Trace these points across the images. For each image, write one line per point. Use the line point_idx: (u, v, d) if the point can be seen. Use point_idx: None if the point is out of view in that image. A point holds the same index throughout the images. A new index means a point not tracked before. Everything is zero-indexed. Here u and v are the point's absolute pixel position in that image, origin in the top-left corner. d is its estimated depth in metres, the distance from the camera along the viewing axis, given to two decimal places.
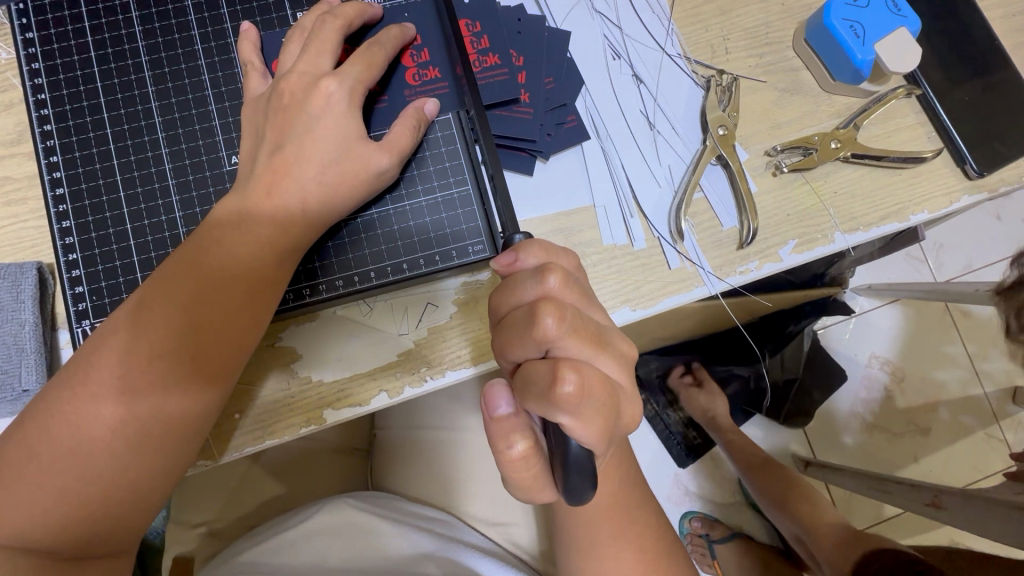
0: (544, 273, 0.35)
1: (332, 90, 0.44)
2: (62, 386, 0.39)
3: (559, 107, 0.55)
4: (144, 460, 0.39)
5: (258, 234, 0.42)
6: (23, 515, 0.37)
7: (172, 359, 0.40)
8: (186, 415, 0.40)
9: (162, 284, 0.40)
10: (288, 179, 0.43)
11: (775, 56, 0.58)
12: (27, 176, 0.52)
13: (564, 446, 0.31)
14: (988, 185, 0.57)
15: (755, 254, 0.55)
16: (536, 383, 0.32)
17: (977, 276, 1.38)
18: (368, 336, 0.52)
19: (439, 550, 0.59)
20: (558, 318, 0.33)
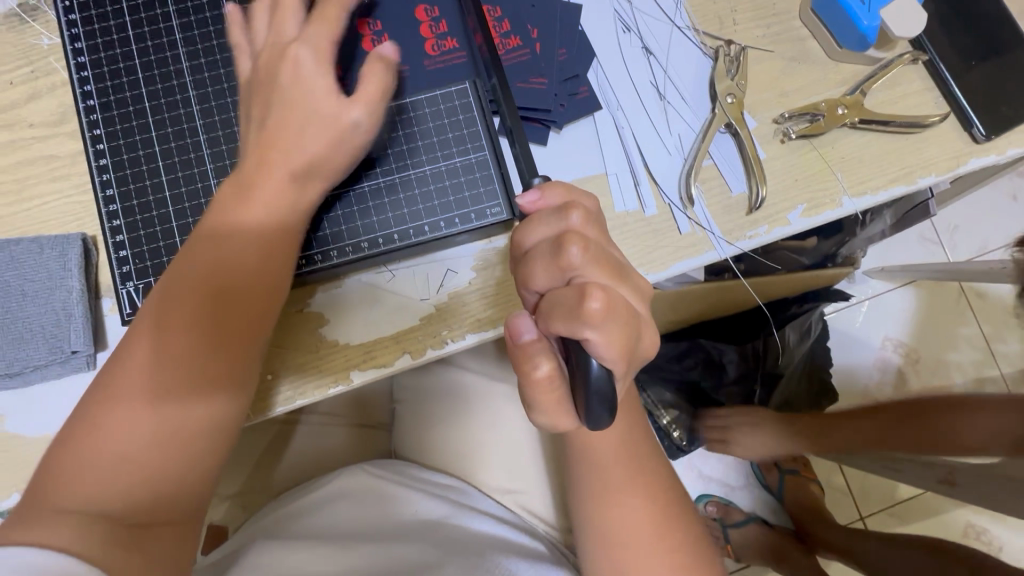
0: (566, 211, 0.38)
1: (299, 54, 0.47)
2: (106, 367, 0.42)
3: (572, 78, 0.57)
4: (190, 410, 0.42)
5: (270, 206, 0.45)
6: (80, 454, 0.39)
7: (202, 326, 0.42)
8: (216, 409, 0.43)
9: (187, 263, 0.44)
10: (284, 147, 0.46)
11: (782, 26, 0.60)
12: (71, 154, 0.55)
13: (586, 367, 0.33)
14: (997, 149, 0.58)
15: (764, 219, 0.56)
16: (562, 303, 0.35)
17: (991, 256, 1.38)
18: (392, 301, 0.55)
19: (451, 516, 0.61)
20: (582, 247, 0.35)
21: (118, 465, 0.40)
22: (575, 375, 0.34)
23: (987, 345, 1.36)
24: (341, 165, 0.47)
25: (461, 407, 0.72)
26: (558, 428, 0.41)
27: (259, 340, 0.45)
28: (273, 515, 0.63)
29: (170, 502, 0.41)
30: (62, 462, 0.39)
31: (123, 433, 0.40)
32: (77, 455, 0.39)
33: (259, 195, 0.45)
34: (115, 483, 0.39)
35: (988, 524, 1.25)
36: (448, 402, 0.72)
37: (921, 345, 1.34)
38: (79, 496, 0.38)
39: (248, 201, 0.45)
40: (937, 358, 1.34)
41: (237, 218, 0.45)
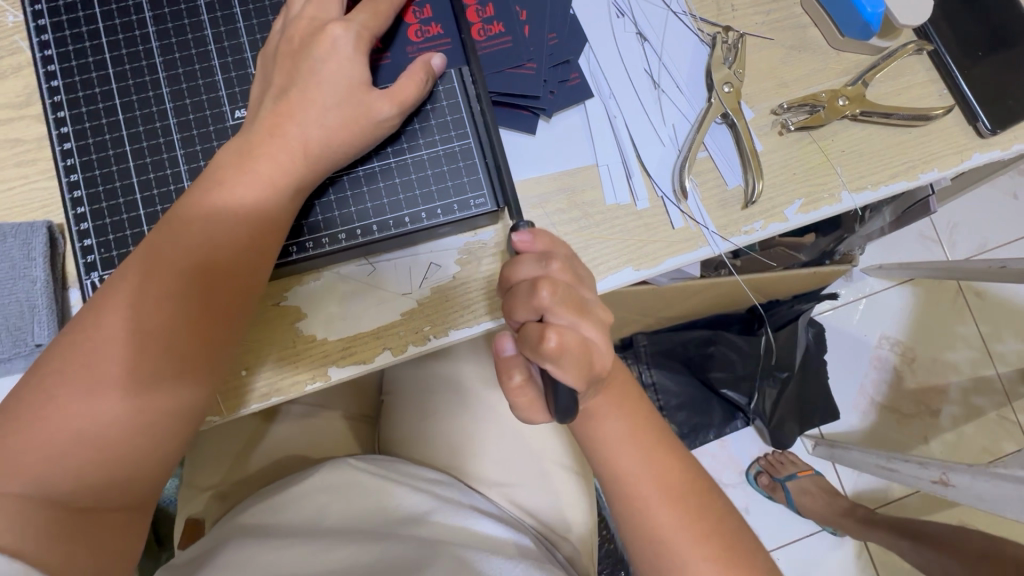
0: (546, 259, 0.36)
1: (338, 35, 0.45)
2: (73, 336, 0.40)
3: (562, 64, 0.54)
4: (152, 403, 0.40)
5: (255, 181, 0.43)
6: (35, 453, 0.37)
7: (174, 309, 0.40)
8: (182, 401, 0.41)
9: (161, 237, 0.41)
10: (290, 123, 0.44)
11: (782, 12, 0.57)
12: (37, 137, 0.53)
13: (548, 393, 0.34)
14: (1001, 144, 0.56)
15: (760, 214, 0.54)
16: (526, 338, 0.35)
17: (991, 254, 1.36)
18: (372, 295, 0.53)
19: (437, 510, 0.59)
20: (551, 293, 0.34)
21: (88, 443, 0.38)
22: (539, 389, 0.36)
23: (984, 345, 1.35)
24: (342, 144, 0.45)
25: (444, 399, 0.71)
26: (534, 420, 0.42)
27: (232, 331, 0.43)
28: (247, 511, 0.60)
29: (127, 490, 0.39)
30: (21, 433, 0.37)
31: (85, 408, 0.38)
32: (42, 430, 0.37)
33: (241, 172, 0.43)
34: (78, 462, 0.38)
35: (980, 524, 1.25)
36: (435, 394, 0.71)
37: (919, 345, 1.34)
38: (36, 473, 0.36)
39: (231, 177, 0.43)
40: (933, 358, 1.34)
41: (218, 194, 0.42)
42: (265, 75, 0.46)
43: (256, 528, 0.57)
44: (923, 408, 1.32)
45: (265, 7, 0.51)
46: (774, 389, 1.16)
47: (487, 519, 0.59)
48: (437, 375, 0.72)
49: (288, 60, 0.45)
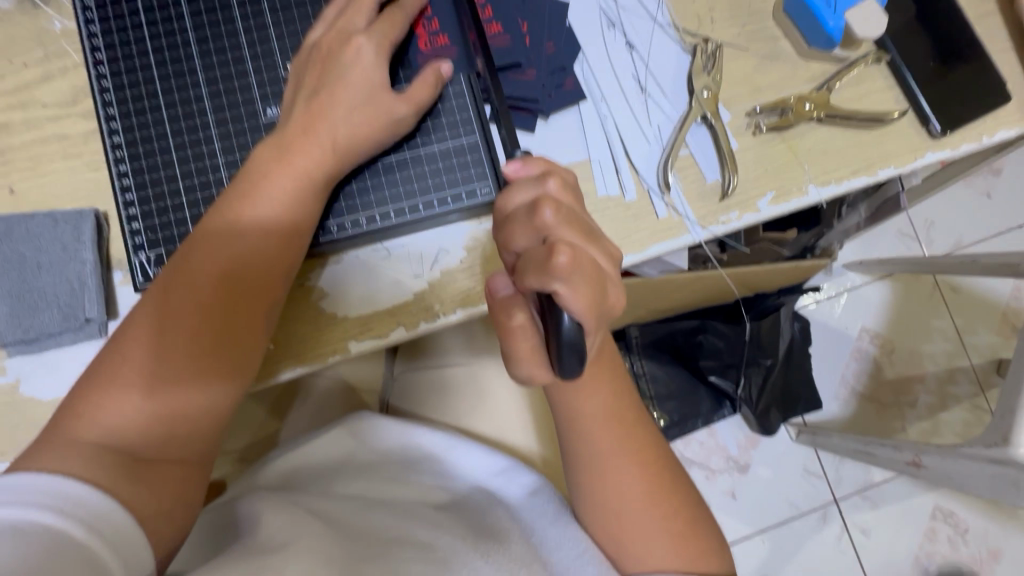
0: (544, 178, 0.41)
1: (362, 44, 0.51)
2: (134, 319, 0.46)
3: (559, 70, 0.60)
4: (206, 371, 0.46)
5: (291, 173, 0.49)
6: (113, 413, 0.43)
7: (218, 287, 0.47)
8: (231, 369, 0.47)
9: (209, 226, 0.48)
10: (321, 120, 0.50)
11: (756, 25, 0.64)
12: (83, 133, 0.58)
13: (558, 318, 0.37)
14: (952, 144, 0.63)
15: (735, 206, 0.61)
16: (534, 260, 0.38)
17: (964, 250, 1.44)
18: (387, 278, 0.59)
19: (438, 450, 0.67)
20: (555, 209, 0.39)
21: (145, 402, 0.44)
22: (547, 325, 0.38)
23: (958, 337, 1.42)
24: (366, 139, 0.51)
25: (449, 379, 0.76)
26: (535, 383, 0.43)
27: (269, 314, 0.49)
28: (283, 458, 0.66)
29: (184, 443, 0.45)
30: (97, 393, 0.44)
31: (143, 372, 0.44)
32: (114, 395, 0.43)
33: (280, 166, 0.49)
34: (138, 423, 0.43)
35: (951, 504, 1.32)
36: (438, 374, 0.77)
37: (895, 336, 1.41)
38: (104, 427, 0.43)
39: (269, 170, 0.49)
40: (910, 349, 1.41)
41: (258, 186, 0.49)
42: (299, 78, 0.52)
43: (284, 479, 0.64)
44: (900, 395, 1.40)
45: (294, 17, 0.56)
46: (758, 374, 1.23)
47: (477, 450, 0.67)
48: (444, 359, 0.78)
49: (318, 65, 0.51)
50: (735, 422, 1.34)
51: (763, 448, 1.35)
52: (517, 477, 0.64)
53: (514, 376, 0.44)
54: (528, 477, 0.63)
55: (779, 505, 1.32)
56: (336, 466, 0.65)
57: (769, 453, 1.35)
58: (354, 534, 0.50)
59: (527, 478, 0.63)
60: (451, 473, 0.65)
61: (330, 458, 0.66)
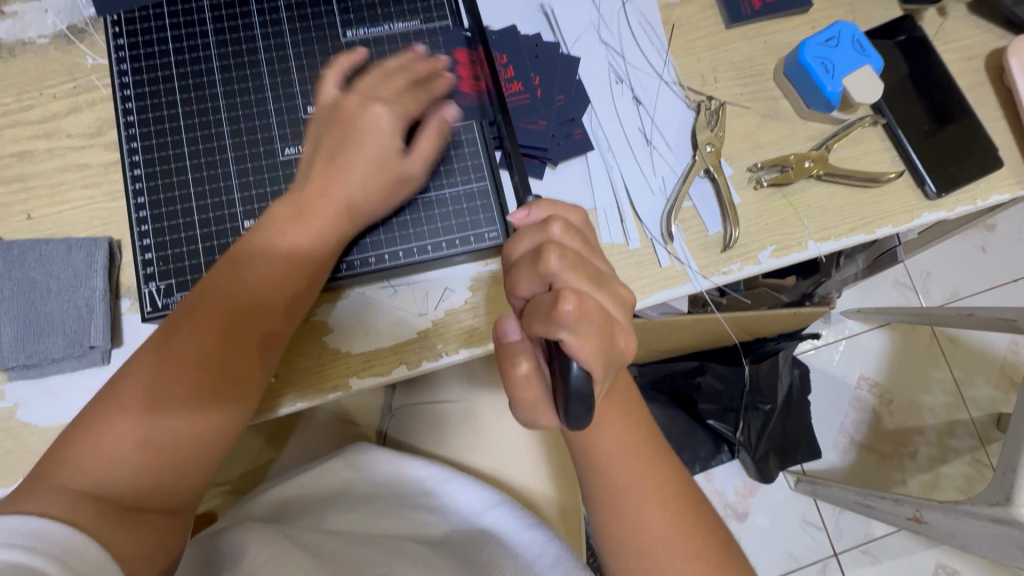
0: (548, 223, 0.41)
1: (380, 113, 0.53)
2: (132, 366, 0.46)
3: (568, 121, 0.62)
4: (200, 422, 0.45)
5: (307, 230, 0.51)
6: (101, 459, 0.42)
7: (222, 338, 0.47)
8: (225, 419, 0.47)
9: (220, 278, 0.49)
10: (338, 184, 0.52)
11: (757, 86, 0.66)
12: (103, 164, 0.60)
13: (567, 368, 0.35)
14: (947, 205, 0.65)
15: (736, 258, 0.62)
16: (540, 306, 0.37)
17: (962, 303, 1.45)
18: (392, 315, 0.59)
19: (433, 481, 0.65)
20: (559, 256, 0.38)
21: (135, 452, 0.43)
22: (555, 374, 0.37)
23: (958, 390, 1.42)
24: (378, 201, 0.53)
25: (446, 414, 0.76)
26: (541, 425, 0.43)
27: (268, 366, 0.49)
28: (275, 489, 0.65)
29: (171, 490, 0.44)
30: (87, 439, 0.43)
31: (136, 423, 0.43)
32: (104, 443, 0.43)
33: (297, 222, 0.50)
34: (126, 473, 0.43)
35: (955, 564, 1.29)
36: (437, 411, 0.76)
37: (895, 387, 1.41)
38: (89, 475, 0.42)
39: (286, 227, 0.50)
40: (910, 400, 1.41)
41: (274, 239, 0.50)
42: (314, 138, 0.54)
43: (277, 509, 0.63)
44: (900, 447, 1.38)
45: (317, 63, 0.59)
46: (757, 420, 1.23)
47: (470, 484, 0.64)
48: (441, 393, 0.78)
49: (334, 127, 0.53)
50: (733, 468, 1.32)
51: (762, 497, 1.33)
52: (508, 514, 0.61)
53: (520, 419, 0.44)
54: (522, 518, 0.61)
55: (778, 557, 1.29)
56: (329, 498, 0.64)
57: (767, 503, 1.32)
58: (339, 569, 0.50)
59: (521, 519, 0.61)
60: (445, 509, 0.63)
61: (323, 492, 0.65)
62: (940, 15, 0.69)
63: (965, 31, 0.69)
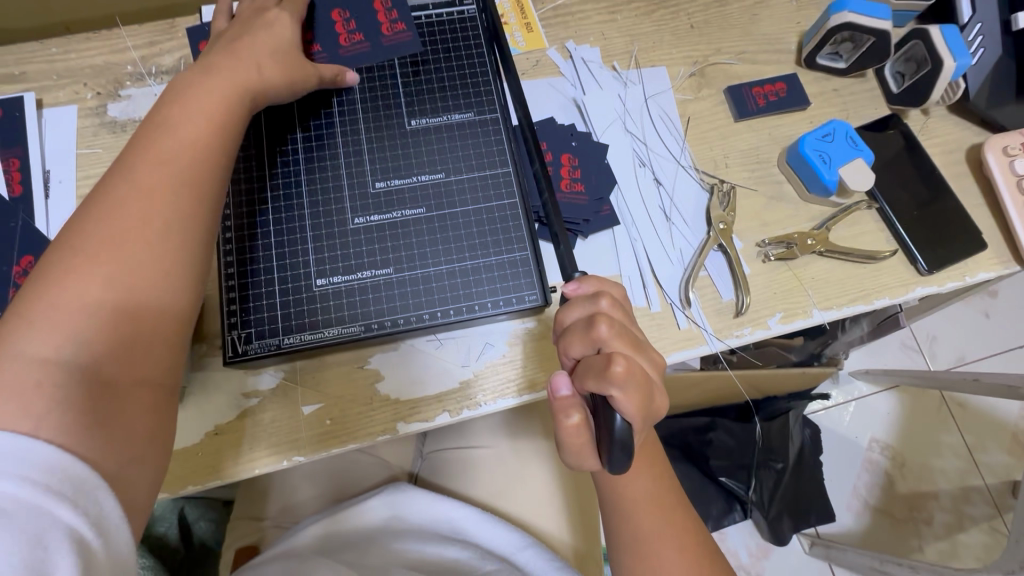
0: (598, 296, 0.47)
1: (275, 16, 0.61)
2: (61, 242, 0.44)
3: (598, 199, 0.71)
4: (148, 280, 0.44)
5: (202, 108, 0.51)
6: (46, 335, 0.40)
7: (162, 198, 0.47)
8: (177, 278, 0.46)
9: (134, 155, 0.48)
10: (246, 52, 0.56)
11: (763, 171, 0.76)
12: None
13: (614, 420, 0.41)
14: (939, 281, 0.72)
15: (748, 322, 0.69)
16: (592, 367, 0.44)
17: (968, 368, 1.49)
18: (437, 366, 0.66)
19: (465, 522, 0.70)
20: (608, 325, 0.45)
21: (88, 317, 0.42)
22: (601, 425, 0.43)
23: (971, 455, 1.43)
24: (290, 77, 0.59)
25: (475, 459, 0.81)
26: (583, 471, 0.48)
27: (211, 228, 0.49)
28: (317, 524, 0.69)
29: (141, 360, 0.43)
30: (24, 316, 0.40)
31: (82, 288, 0.42)
32: (49, 315, 0.41)
33: (202, 78, 0.53)
34: (84, 340, 0.41)
35: None
36: (466, 456, 0.81)
37: (906, 450, 1.43)
38: (41, 349, 0.40)
39: (179, 103, 0.51)
40: (923, 464, 1.42)
41: (174, 117, 0.50)
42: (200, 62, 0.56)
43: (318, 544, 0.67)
44: (915, 512, 1.39)
45: (385, 145, 0.67)
46: (769, 479, 1.25)
47: (501, 526, 0.70)
48: (470, 439, 0.83)
49: (236, 30, 0.59)
50: (747, 529, 1.33)
51: (775, 560, 1.33)
52: (539, 557, 0.67)
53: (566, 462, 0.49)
54: (550, 560, 0.67)
55: None
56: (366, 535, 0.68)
57: (780, 566, 1.33)
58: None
59: (549, 561, 0.67)
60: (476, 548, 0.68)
61: (360, 529, 0.69)
62: (924, 115, 0.79)
63: (946, 128, 0.79)
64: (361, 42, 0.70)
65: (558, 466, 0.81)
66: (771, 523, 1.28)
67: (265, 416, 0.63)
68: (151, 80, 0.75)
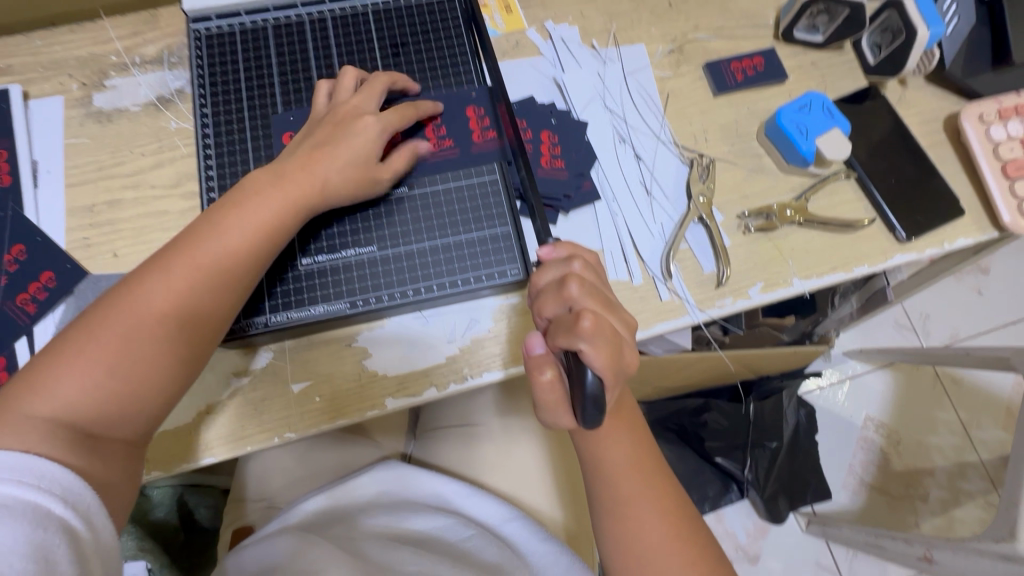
0: (570, 258, 0.49)
1: (369, 122, 0.61)
2: (98, 320, 0.51)
3: (580, 175, 0.72)
4: (147, 372, 0.51)
5: (249, 215, 0.56)
6: (61, 397, 0.48)
7: (182, 300, 0.53)
8: (170, 374, 0.52)
9: (177, 256, 0.54)
10: (318, 164, 0.59)
11: (743, 145, 0.76)
12: (181, 211, 0.70)
13: (584, 374, 0.42)
14: (918, 249, 0.73)
15: (729, 293, 0.70)
16: (563, 324, 0.45)
17: (961, 344, 1.50)
18: (423, 341, 0.67)
19: (453, 496, 0.72)
20: (579, 284, 0.46)
21: (93, 390, 0.49)
22: (573, 380, 0.44)
23: (964, 430, 1.45)
24: (352, 187, 0.61)
25: (466, 437, 0.82)
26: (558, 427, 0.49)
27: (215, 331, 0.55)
28: (311, 502, 0.70)
29: (126, 425, 0.51)
30: (45, 377, 0.48)
31: (94, 367, 0.49)
32: (62, 382, 0.48)
33: (259, 189, 0.58)
34: (84, 408, 0.48)
35: None
36: (457, 436, 0.82)
37: (900, 426, 1.44)
38: (51, 406, 0.47)
39: (234, 209, 0.56)
40: (918, 441, 1.43)
41: (220, 221, 0.56)
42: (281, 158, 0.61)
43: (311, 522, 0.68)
44: (910, 489, 1.40)
45: None
46: (764, 456, 1.26)
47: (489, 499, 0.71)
48: (461, 418, 0.84)
49: (329, 130, 0.61)
50: (744, 507, 1.35)
51: (772, 538, 1.34)
52: (525, 529, 0.68)
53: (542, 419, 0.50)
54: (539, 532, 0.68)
55: None
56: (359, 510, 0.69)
57: (778, 546, 1.34)
58: (376, 563, 0.57)
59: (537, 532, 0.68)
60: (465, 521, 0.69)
61: (350, 505, 0.71)
62: (902, 85, 0.80)
63: (925, 98, 0.79)
64: (448, 148, 0.69)
65: (549, 443, 0.82)
66: (766, 501, 1.29)
67: (253, 395, 0.64)
68: (135, 70, 0.76)
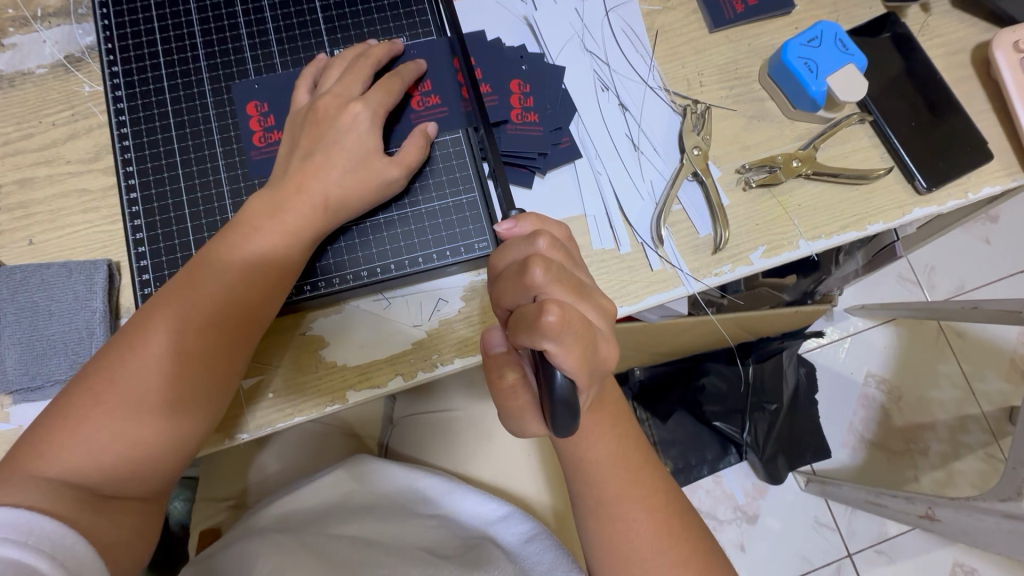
0: (534, 237, 0.42)
1: (359, 112, 0.55)
2: (113, 363, 0.46)
3: (556, 129, 0.63)
4: (170, 423, 0.47)
5: (270, 236, 0.51)
6: (79, 455, 0.44)
7: (205, 340, 0.48)
8: (193, 422, 0.48)
9: (199, 286, 0.49)
10: (315, 179, 0.53)
11: (742, 88, 0.67)
12: (102, 188, 0.61)
13: (551, 377, 0.36)
14: (938, 200, 0.65)
15: (727, 258, 0.62)
16: (524, 318, 0.37)
17: (967, 296, 1.44)
18: (387, 326, 0.60)
19: (436, 492, 0.66)
20: (544, 268, 0.38)
21: (111, 446, 0.44)
22: (541, 383, 0.37)
23: (968, 384, 1.40)
24: (356, 198, 0.54)
25: (447, 423, 0.76)
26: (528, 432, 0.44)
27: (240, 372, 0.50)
28: (280, 502, 0.65)
29: (145, 481, 0.46)
30: (58, 435, 0.44)
31: (112, 419, 0.45)
32: (78, 439, 0.44)
33: (278, 208, 0.52)
34: (103, 466, 0.44)
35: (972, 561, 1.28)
36: (437, 423, 0.77)
37: (902, 383, 1.40)
38: (66, 464, 0.43)
39: (252, 235, 0.51)
40: (920, 397, 1.39)
41: (240, 246, 0.51)
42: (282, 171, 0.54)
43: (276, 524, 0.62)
44: (911, 445, 1.37)
45: None
46: (764, 420, 1.21)
47: (475, 495, 0.66)
48: (441, 403, 0.78)
49: (314, 131, 0.54)
50: (743, 470, 1.31)
51: (772, 499, 1.31)
52: (513, 525, 0.62)
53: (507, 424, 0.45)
54: (525, 526, 0.62)
55: (792, 561, 1.27)
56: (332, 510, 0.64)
57: (778, 506, 1.31)
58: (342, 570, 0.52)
59: (524, 526, 0.62)
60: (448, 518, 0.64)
61: (322, 503, 0.65)
62: (923, 12, 0.70)
63: (948, 26, 0.69)
64: (436, 107, 0.61)
65: None
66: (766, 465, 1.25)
67: None
68: (38, 25, 0.65)
